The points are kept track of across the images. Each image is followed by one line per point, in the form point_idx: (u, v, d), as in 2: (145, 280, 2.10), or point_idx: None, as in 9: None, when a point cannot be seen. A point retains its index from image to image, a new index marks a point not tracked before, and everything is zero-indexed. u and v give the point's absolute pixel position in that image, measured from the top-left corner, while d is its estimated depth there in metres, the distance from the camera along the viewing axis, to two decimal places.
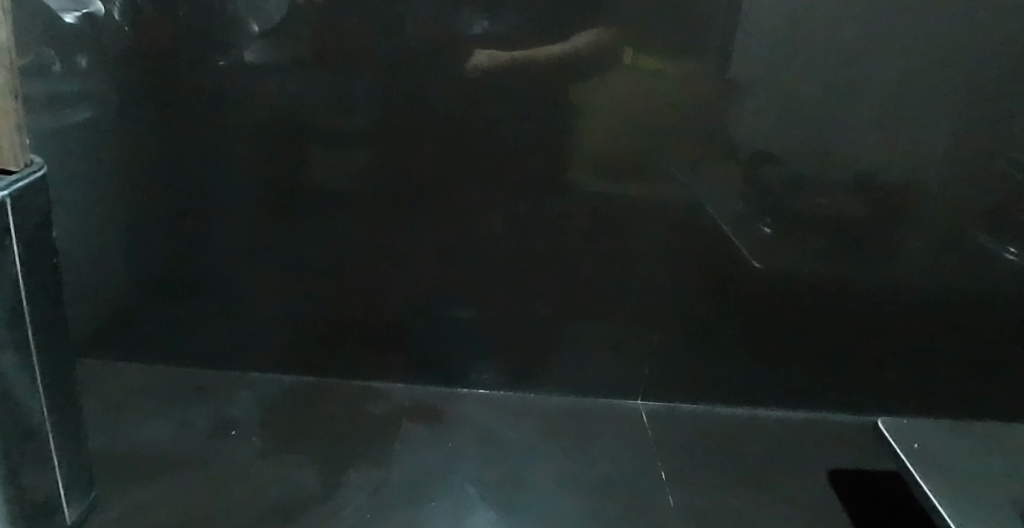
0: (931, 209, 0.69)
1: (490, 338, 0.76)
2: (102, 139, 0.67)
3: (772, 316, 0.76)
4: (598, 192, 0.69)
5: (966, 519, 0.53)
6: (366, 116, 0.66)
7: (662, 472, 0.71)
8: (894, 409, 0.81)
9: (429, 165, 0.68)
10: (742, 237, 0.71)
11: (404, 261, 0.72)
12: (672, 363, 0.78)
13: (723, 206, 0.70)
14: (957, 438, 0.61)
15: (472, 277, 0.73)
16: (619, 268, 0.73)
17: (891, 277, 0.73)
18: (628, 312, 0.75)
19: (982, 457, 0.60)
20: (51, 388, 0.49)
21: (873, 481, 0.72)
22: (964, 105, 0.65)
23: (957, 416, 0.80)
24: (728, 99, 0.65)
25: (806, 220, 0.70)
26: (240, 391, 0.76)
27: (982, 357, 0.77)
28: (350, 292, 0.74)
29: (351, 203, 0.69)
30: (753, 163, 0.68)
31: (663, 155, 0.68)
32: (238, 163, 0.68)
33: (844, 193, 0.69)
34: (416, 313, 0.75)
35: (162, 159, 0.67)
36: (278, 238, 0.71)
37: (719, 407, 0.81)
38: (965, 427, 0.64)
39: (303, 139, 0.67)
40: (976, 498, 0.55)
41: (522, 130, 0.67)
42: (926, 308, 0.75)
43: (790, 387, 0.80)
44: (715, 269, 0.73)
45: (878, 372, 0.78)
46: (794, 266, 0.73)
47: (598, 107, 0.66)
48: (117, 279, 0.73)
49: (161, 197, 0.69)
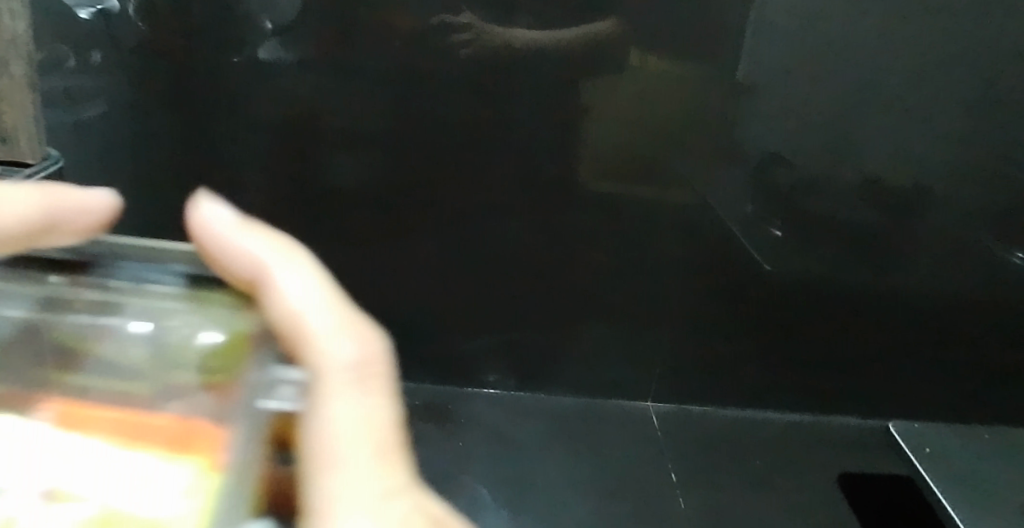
0: (942, 213, 0.69)
1: (499, 336, 0.76)
2: (116, 133, 0.66)
3: (782, 318, 0.75)
4: (610, 192, 0.69)
5: None
6: (378, 114, 0.65)
7: (672, 473, 0.71)
8: (905, 415, 0.80)
9: (440, 161, 0.67)
10: (751, 239, 0.71)
11: (415, 256, 0.72)
12: (682, 367, 0.77)
13: (732, 208, 0.70)
14: (970, 454, 0.61)
15: (482, 274, 0.72)
16: (630, 269, 0.72)
17: (901, 280, 0.73)
18: (639, 316, 0.74)
19: (1000, 477, 0.59)
20: None
21: (884, 485, 0.71)
22: (974, 108, 0.65)
23: (968, 421, 0.79)
24: (738, 102, 0.65)
25: (816, 221, 0.70)
26: None
27: (992, 361, 0.76)
28: (363, 290, 0.73)
29: (362, 197, 0.69)
30: (764, 165, 0.68)
31: (675, 156, 0.67)
32: (250, 156, 0.67)
33: (853, 195, 0.69)
34: (427, 309, 0.74)
35: (174, 153, 0.67)
36: (289, 231, 0.70)
37: (731, 413, 0.80)
38: (978, 441, 0.63)
39: (314, 133, 0.66)
40: (996, 518, 0.54)
41: (534, 129, 0.66)
42: (937, 312, 0.74)
43: (801, 393, 0.79)
44: (726, 270, 0.72)
45: (890, 377, 0.78)
46: (804, 268, 0.72)
47: (609, 109, 0.65)
48: None
49: (173, 192, 0.69)
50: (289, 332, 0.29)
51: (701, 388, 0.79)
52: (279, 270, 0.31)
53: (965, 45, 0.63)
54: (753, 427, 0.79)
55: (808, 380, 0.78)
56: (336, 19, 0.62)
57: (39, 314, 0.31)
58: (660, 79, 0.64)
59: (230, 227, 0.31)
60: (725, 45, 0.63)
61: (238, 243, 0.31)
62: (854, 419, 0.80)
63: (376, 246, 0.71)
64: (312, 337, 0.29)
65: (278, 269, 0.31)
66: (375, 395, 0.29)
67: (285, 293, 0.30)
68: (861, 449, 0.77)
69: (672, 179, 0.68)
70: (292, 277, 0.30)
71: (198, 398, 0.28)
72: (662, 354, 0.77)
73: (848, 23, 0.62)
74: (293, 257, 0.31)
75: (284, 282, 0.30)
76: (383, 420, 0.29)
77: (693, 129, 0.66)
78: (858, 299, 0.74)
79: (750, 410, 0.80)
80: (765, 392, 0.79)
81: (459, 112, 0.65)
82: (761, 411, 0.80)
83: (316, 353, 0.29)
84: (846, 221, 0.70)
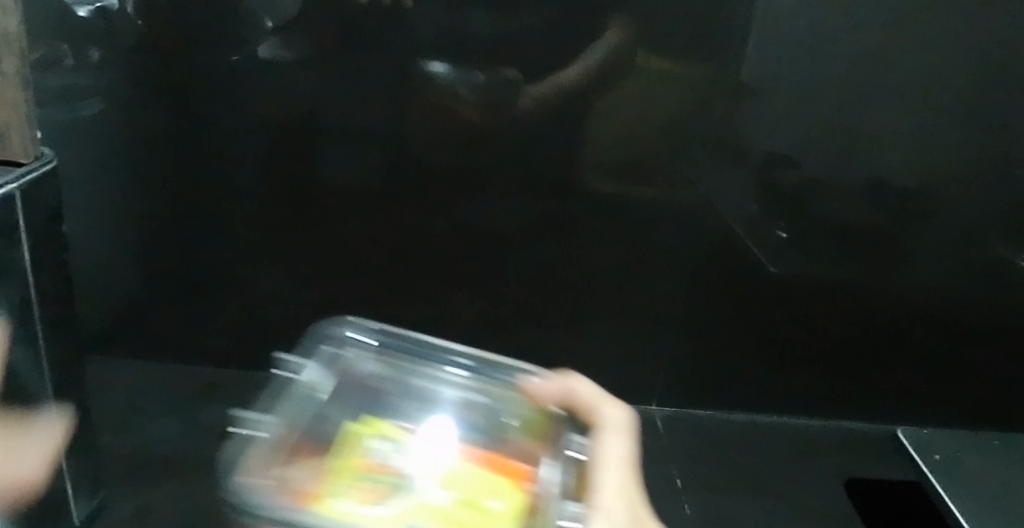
0: (950, 215, 0.68)
1: (501, 339, 0.75)
2: (114, 133, 0.66)
3: (787, 321, 0.74)
4: (614, 193, 0.68)
5: None
6: (379, 113, 0.65)
7: (677, 480, 0.70)
8: (911, 419, 0.79)
9: (442, 161, 0.67)
10: (756, 241, 0.70)
11: (416, 257, 0.71)
12: (686, 370, 0.77)
13: (737, 210, 0.69)
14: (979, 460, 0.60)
15: (484, 276, 0.72)
16: (633, 271, 0.71)
17: (908, 283, 0.72)
18: (643, 319, 0.74)
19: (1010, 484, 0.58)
20: (57, 379, 0.49)
21: (890, 491, 0.71)
22: (984, 109, 0.64)
23: (976, 426, 0.78)
24: (744, 102, 0.64)
25: (821, 223, 0.69)
26: (251, 390, 0.75)
27: (999, 365, 0.75)
28: (363, 292, 0.72)
29: (362, 197, 0.68)
30: (769, 166, 0.67)
31: (680, 157, 0.67)
32: (250, 156, 0.67)
33: (860, 197, 0.68)
34: (428, 310, 0.73)
35: (173, 153, 0.66)
36: (289, 232, 0.70)
37: (735, 416, 0.79)
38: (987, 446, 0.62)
39: (314, 132, 0.66)
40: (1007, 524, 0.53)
41: (537, 129, 0.65)
42: (944, 316, 0.73)
43: (806, 397, 0.78)
44: (730, 272, 0.71)
45: (896, 381, 0.77)
46: (809, 271, 0.71)
47: (613, 109, 0.65)
48: (128, 275, 0.72)
49: (171, 192, 0.68)
50: (593, 417, 0.47)
51: (705, 391, 0.78)
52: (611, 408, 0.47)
53: (975, 45, 0.62)
54: (759, 432, 0.78)
55: (814, 384, 0.77)
56: (337, 18, 0.61)
57: (392, 370, 0.53)
58: (665, 80, 0.64)
59: (566, 376, 0.49)
60: (732, 45, 0.62)
61: (591, 398, 0.47)
62: (860, 423, 0.79)
63: (377, 247, 0.70)
64: (607, 426, 0.46)
65: (579, 384, 0.48)
66: (637, 494, 0.41)
67: (589, 393, 0.47)
68: (869, 455, 0.76)
69: (677, 180, 0.67)
70: (606, 400, 0.47)
71: (522, 441, 0.46)
72: (666, 358, 0.76)
73: (856, 23, 0.61)
74: (583, 381, 0.48)
75: (582, 381, 0.48)
76: (631, 492, 0.41)
77: (698, 130, 0.66)
78: (864, 302, 0.73)
79: (754, 414, 0.79)
80: (770, 396, 0.78)
81: (461, 112, 0.65)
82: (765, 415, 0.79)
83: (606, 444, 0.44)
84: (852, 223, 0.69)
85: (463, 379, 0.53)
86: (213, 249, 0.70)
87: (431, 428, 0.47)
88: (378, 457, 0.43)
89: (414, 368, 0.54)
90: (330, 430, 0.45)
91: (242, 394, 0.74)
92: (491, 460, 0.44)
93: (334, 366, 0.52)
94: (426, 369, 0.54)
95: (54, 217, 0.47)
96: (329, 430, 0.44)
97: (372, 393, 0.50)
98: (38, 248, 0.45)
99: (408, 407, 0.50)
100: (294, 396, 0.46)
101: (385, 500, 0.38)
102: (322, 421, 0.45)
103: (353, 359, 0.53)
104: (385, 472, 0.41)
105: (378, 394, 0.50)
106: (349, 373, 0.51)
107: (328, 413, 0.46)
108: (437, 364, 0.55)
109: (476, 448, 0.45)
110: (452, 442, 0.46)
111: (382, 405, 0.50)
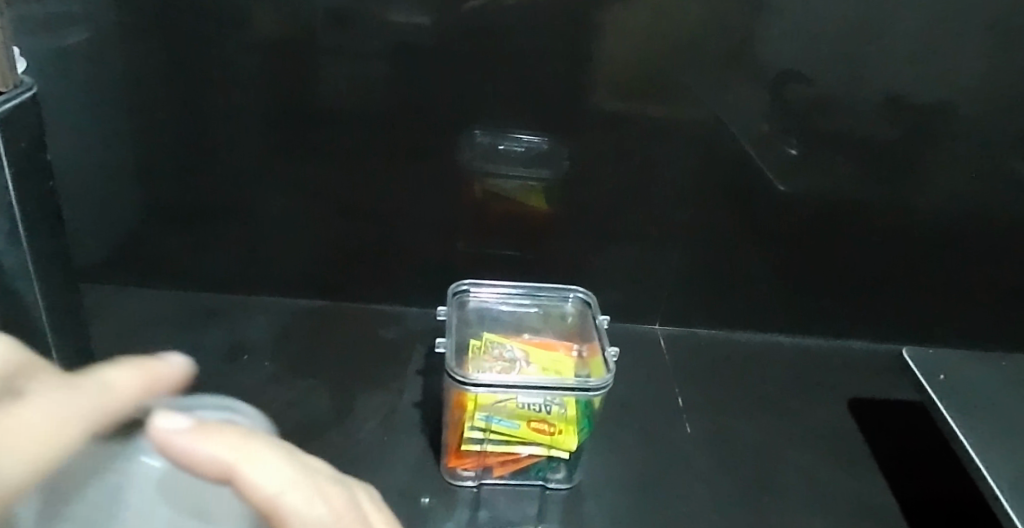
0: (960, 131, 0.67)
1: (503, 263, 0.74)
2: (100, 61, 0.63)
3: (793, 240, 0.73)
4: (618, 114, 0.66)
5: (994, 465, 0.53)
6: (375, 31, 0.62)
7: (680, 399, 0.69)
8: (916, 336, 0.79)
9: (442, 84, 0.64)
10: (763, 158, 0.68)
11: (416, 184, 0.70)
12: (690, 289, 0.76)
13: (746, 127, 0.67)
14: (988, 390, 0.62)
15: (485, 199, 0.70)
16: (636, 191, 0.70)
17: (917, 202, 0.70)
18: (645, 240, 0.73)
19: (1012, 413, 0.59)
20: (55, 311, 0.50)
21: (890, 411, 0.71)
22: (999, 19, 0.62)
23: (976, 343, 0.79)
24: (752, 15, 0.62)
25: (832, 141, 0.67)
26: (253, 314, 0.75)
27: (1002, 284, 0.75)
28: (363, 219, 0.71)
29: (358, 122, 0.66)
30: (779, 83, 0.65)
31: (685, 75, 0.64)
32: (243, 82, 0.64)
33: (872, 115, 0.66)
34: (430, 237, 0.73)
35: (161, 81, 0.64)
36: (286, 161, 0.68)
37: (738, 334, 0.79)
38: (988, 380, 0.63)
39: (308, 60, 0.63)
40: (1006, 456, 0.54)
41: (537, 48, 0.63)
42: (951, 235, 0.72)
43: (811, 315, 0.78)
44: (736, 191, 0.70)
45: (901, 300, 0.77)
46: (818, 188, 0.70)
47: (616, 24, 0.62)
48: (123, 203, 0.71)
49: (162, 122, 0.66)
50: None
51: (709, 310, 0.77)
52: (212, 444, 0.19)
53: None
54: (761, 351, 0.78)
55: (819, 303, 0.77)
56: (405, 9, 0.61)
57: (505, 294, 0.64)
58: None
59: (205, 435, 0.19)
60: None
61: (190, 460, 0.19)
62: (863, 341, 0.80)
63: (376, 173, 0.69)
64: None
65: (218, 445, 0.19)
66: None
67: None
68: (870, 376, 0.76)
69: (682, 99, 0.65)
70: None
71: (571, 342, 0.60)
72: (669, 277, 0.75)
73: None
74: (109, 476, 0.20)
75: None
76: None
77: (705, 45, 0.63)
78: (872, 221, 0.72)
79: (758, 332, 0.79)
80: (775, 315, 0.78)
81: (459, 32, 0.62)
82: (770, 333, 0.79)
83: None
84: (864, 141, 0.67)
85: (581, 302, 0.63)
86: (209, 177, 0.69)
87: (521, 337, 0.59)
88: (501, 352, 0.56)
89: (515, 298, 0.64)
90: (468, 343, 0.57)
91: (243, 319, 0.74)
92: (579, 354, 0.58)
93: (467, 320, 0.61)
94: (552, 299, 0.63)
95: (35, 145, 0.46)
96: (467, 347, 0.57)
97: (498, 328, 0.61)
98: (21, 177, 0.44)
99: (528, 337, 0.60)
100: (449, 331, 0.57)
101: (510, 374, 0.53)
102: (470, 339, 0.58)
103: (484, 302, 0.63)
104: (515, 367, 0.54)
105: (502, 329, 0.61)
106: (486, 317, 0.62)
107: (460, 333, 0.58)
108: (518, 300, 0.64)
109: (554, 340, 0.60)
110: (553, 346, 0.58)
111: (491, 325, 0.61)
